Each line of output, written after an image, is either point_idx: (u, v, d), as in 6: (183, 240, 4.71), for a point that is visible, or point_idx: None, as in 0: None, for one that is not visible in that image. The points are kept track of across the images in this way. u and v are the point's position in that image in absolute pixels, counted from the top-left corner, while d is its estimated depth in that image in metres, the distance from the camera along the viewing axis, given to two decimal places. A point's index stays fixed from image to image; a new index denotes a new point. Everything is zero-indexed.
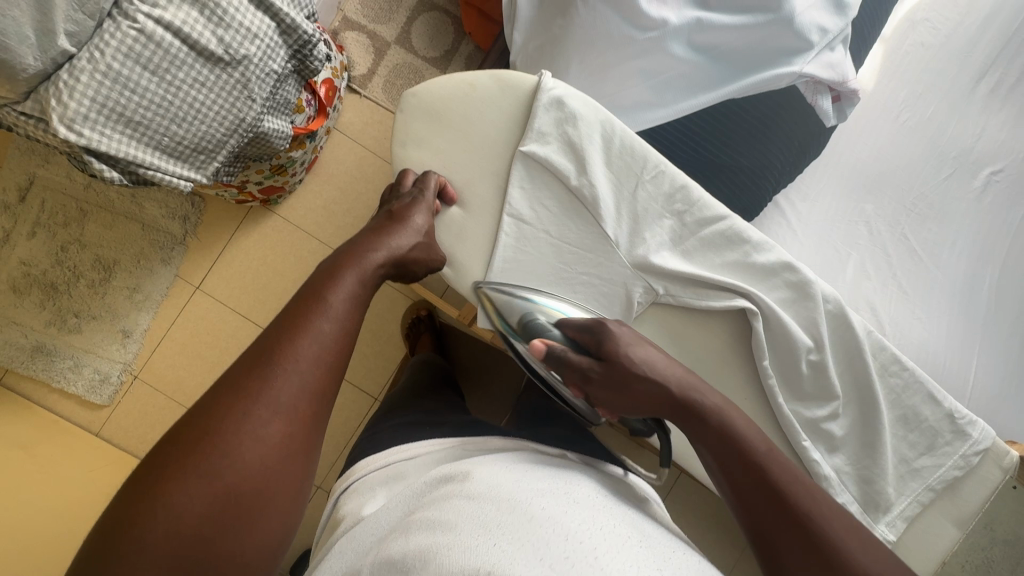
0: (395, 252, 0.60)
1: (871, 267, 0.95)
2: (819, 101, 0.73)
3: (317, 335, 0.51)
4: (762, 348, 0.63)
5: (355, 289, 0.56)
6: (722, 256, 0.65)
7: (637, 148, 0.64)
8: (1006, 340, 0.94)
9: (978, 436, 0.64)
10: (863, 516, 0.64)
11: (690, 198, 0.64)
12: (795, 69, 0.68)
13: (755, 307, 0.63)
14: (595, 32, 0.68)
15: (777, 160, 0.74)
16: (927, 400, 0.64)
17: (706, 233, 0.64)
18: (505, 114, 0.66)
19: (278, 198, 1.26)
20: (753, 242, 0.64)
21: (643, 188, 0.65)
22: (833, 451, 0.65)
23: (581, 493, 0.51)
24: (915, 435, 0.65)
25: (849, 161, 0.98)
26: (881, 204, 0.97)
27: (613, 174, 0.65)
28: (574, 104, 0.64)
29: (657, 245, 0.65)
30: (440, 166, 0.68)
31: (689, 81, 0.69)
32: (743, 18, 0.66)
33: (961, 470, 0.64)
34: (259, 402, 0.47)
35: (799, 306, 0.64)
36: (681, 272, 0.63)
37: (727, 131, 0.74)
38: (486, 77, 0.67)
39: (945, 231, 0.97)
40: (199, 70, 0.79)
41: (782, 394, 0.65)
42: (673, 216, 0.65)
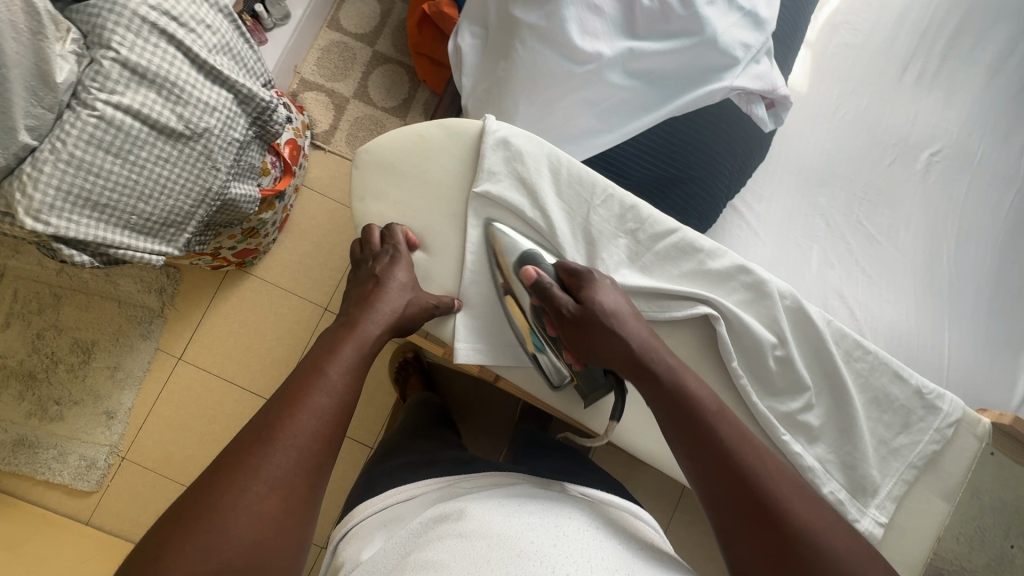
0: (386, 317, 0.62)
1: (834, 256, 1.01)
2: (753, 109, 0.76)
3: (316, 409, 0.52)
4: (729, 350, 0.65)
5: (353, 362, 0.58)
6: (678, 266, 0.67)
7: (585, 176, 0.67)
8: (970, 310, 0.99)
9: (949, 409, 0.66)
10: (853, 503, 0.65)
11: (641, 216, 0.67)
12: (726, 84, 0.71)
13: (717, 311, 0.65)
14: (536, 71, 0.72)
15: (723, 170, 0.78)
16: (895, 380, 0.66)
17: (660, 247, 0.67)
18: (457, 160, 0.69)
19: (253, 259, 1.27)
20: (706, 250, 0.67)
21: (595, 213, 0.67)
22: (814, 441, 0.66)
23: (571, 527, 0.51)
24: (889, 416, 0.67)
25: (798, 159, 1.03)
26: (832, 195, 1.02)
27: (566, 203, 0.68)
28: (519, 143, 0.67)
29: (616, 263, 0.67)
30: (400, 214, 0.70)
31: (630, 105, 0.74)
32: (670, 43, 0.70)
33: (938, 444, 0.66)
34: (258, 477, 0.47)
35: (759, 306, 0.67)
36: (639, 286, 0.66)
37: (673, 147, 0.77)
38: (435, 127, 0.70)
39: (895, 213, 1.03)
40: (161, 147, 0.82)
41: (755, 391, 0.66)
42: (628, 234, 0.67)
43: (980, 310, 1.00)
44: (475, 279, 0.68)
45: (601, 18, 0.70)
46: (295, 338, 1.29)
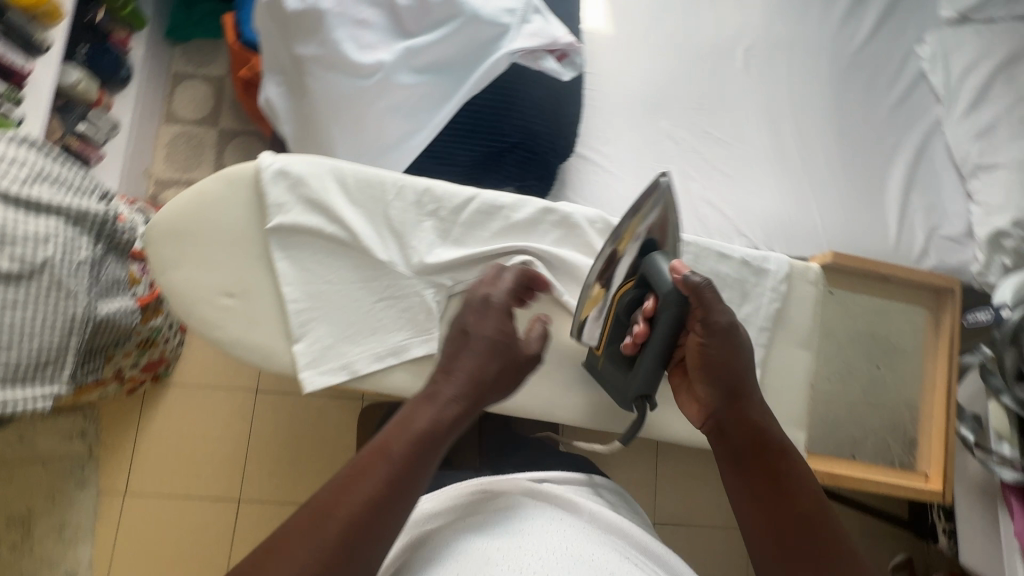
0: (475, 375, 0.54)
1: (692, 169, 1.06)
2: (543, 64, 0.78)
3: (360, 495, 0.47)
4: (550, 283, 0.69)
5: (421, 441, 0.50)
6: (489, 229, 0.68)
7: (371, 176, 0.66)
8: (826, 174, 1.07)
9: (775, 267, 0.71)
10: None
11: (436, 196, 0.67)
12: (506, 51, 0.74)
13: (530, 256, 0.69)
14: (333, 96, 0.74)
15: (540, 127, 0.80)
16: (721, 259, 0.70)
17: (466, 216, 0.67)
18: (244, 205, 0.64)
19: (166, 369, 1.24)
20: (508, 205, 0.69)
21: (393, 208, 0.66)
22: None
23: (533, 526, 0.55)
24: (728, 293, 0.70)
25: (630, 94, 1.08)
26: (671, 116, 1.08)
27: (361, 208, 0.65)
28: (298, 168, 0.64)
29: (428, 246, 0.66)
30: (206, 279, 0.63)
31: (430, 99, 0.76)
32: (443, 30, 0.73)
33: (779, 300, 0.70)
34: (282, 561, 0.44)
35: (572, 239, 0.71)
36: (452, 259, 0.65)
37: (484, 122, 0.79)
38: (214, 180, 0.65)
39: (733, 112, 1.10)
40: (4, 293, 0.80)
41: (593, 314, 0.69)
42: (431, 216, 0.67)
43: (837, 172, 1.08)
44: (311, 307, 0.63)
45: (370, 30, 0.73)
46: (236, 431, 1.27)
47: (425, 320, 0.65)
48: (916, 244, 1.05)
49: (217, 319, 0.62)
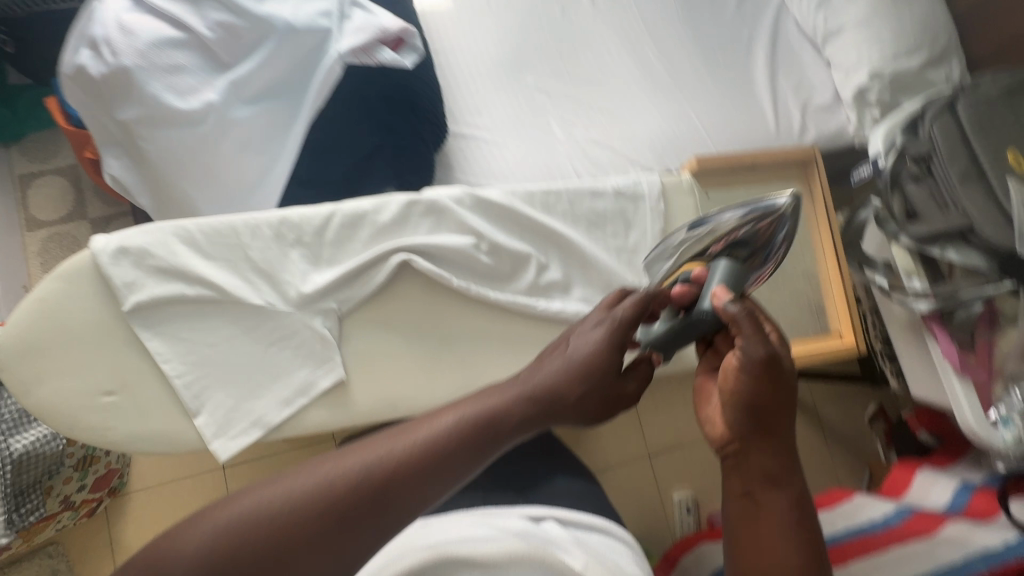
0: (568, 364, 0.56)
1: (571, 116, 1.06)
2: (378, 56, 0.74)
3: (438, 433, 0.48)
4: (441, 274, 0.64)
5: (510, 404, 0.52)
6: (359, 240, 0.64)
7: (220, 225, 0.61)
8: (696, 83, 1.10)
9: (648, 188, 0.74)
10: None
11: (294, 223, 0.63)
12: (335, 55, 0.71)
13: (409, 252, 0.64)
14: (170, 153, 0.70)
15: (400, 122, 0.79)
16: (595, 198, 0.73)
17: (331, 234, 0.64)
18: (94, 297, 0.59)
19: (121, 480, 1.16)
20: (369, 210, 0.65)
21: (252, 248, 0.62)
22: (569, 289, 0.69)
23: None
24: (611, 226, 0.73)
25: (490, 61, 1.07)
26: (536, 70, 1.08)
27: (216, 260, 0.61)
28: (138, 241, 0.59)
29: (302, 275, 0.62)
30: (82, 384, 0.58)
31: (275, 126, 0.73)
32: (261, 53, 0.70)
33: (659, 216, 0.73)
34: (350, 459, 0.46)
35: (443, 224, 0.67)
36: (332, 280, 0.62)
37: (341, 133, 0.77)
38: (47, 281, 0.59)
39: (594, 50, 1.11)
40: None
41: (494, 289, 0.67)
42: (296, 245, 0.63)
43: (706, 78, 1.11)
44: (201, 375, 0.60)
45: (186, 73, 0.68)
46: None
47: (321, 350, 0.62)
48: (795, 122, 1.09)
49: (99, 421, 0.58)
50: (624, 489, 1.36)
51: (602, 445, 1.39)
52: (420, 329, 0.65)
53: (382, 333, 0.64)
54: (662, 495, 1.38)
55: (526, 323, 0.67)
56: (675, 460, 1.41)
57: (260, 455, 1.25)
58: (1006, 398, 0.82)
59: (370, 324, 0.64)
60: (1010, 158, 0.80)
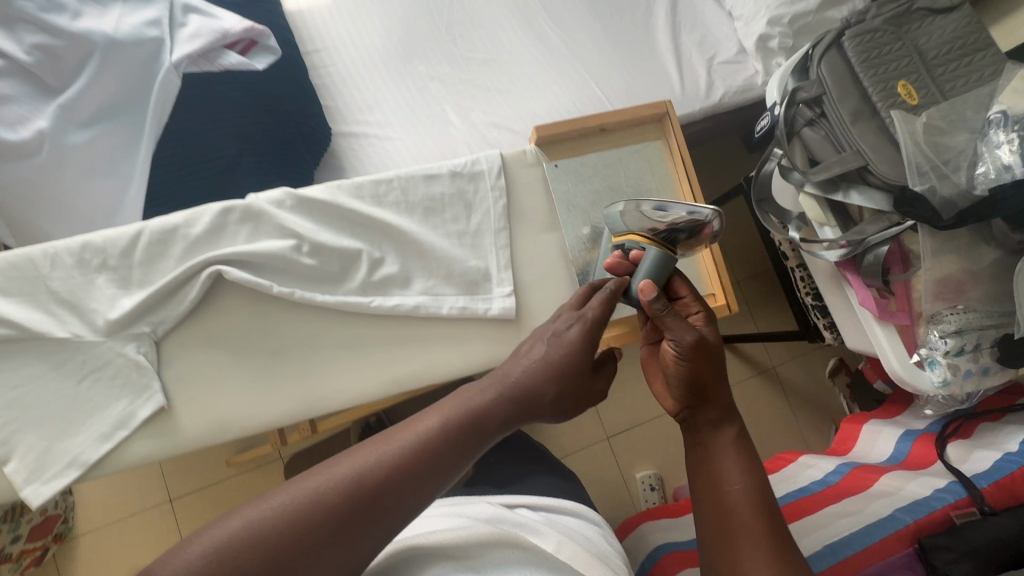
0: (545, 364, 0.52)
1: (468, 101, 1.03)
2: (223, 62, 0.72)
3: (432, 429, 0.45)
4: (256, 282, 0.61)
5: (497, 399, 0.49)
6: (172, 255, 0.61)
7: (17, 258, 0.57)
8: (595, 52, 1.06)
9: (486, 165, 0.70)
10: (471, 296, 0.67)
11: (97, 246, 0.59)
12: (168, 66, 0.69)
13: (221, 263, 0.60)
14: (15, 189, 0.65)
15: (251, 126, 0.76)
16: (428, 182, 0.68)
17: (140, 253, 0.60)
18: None
19: (64, 524, 1.15)
20: (180, 223, 0.61)
21: (53, 279, 0.58)
22: (409, 282, 0.66)
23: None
24: (450, 211, 0.69)
25: (377, 54, 1.03)
26: (428, 58, 1.04)
27: (20, 297, 0.57)
28: None
29: (112, 299, 0.59)
30: None
31: (120, 146, 0.70)
32: (88, 71, 0.67)
33: (501, 194, 0.70)
34: (350, 462, 0.42)
35: (262, 230, 0.63)
36: (139, 302, 0.58)
37: (189, 144, 0.73)
38: None
39: (488, 29, 1.07)
40: None
41: (323, 291, 0.64)
42: (102, 270, 0.60)
43: (604, 46, 1.07)
44: (10, 418, 0.56)
45: (12, 103, 0.64)
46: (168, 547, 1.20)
47: (139, 376, 0.59)
48: (700, 79, 1.05)
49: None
50: (586, 474, 1.34)
51: (560, 432, 1.36)
52: (245, 341, 0.63)
53: (205, 351, 0.62)
54: (623, 476, 1.35)
55: (362, 321, 0.65)
56: (636, 439, 1.38)
57: (207, 482, 1.23)
58: (929, 340, 0.79)
59: (189, 343, 0.62)
60: (898, 88, 0.76)
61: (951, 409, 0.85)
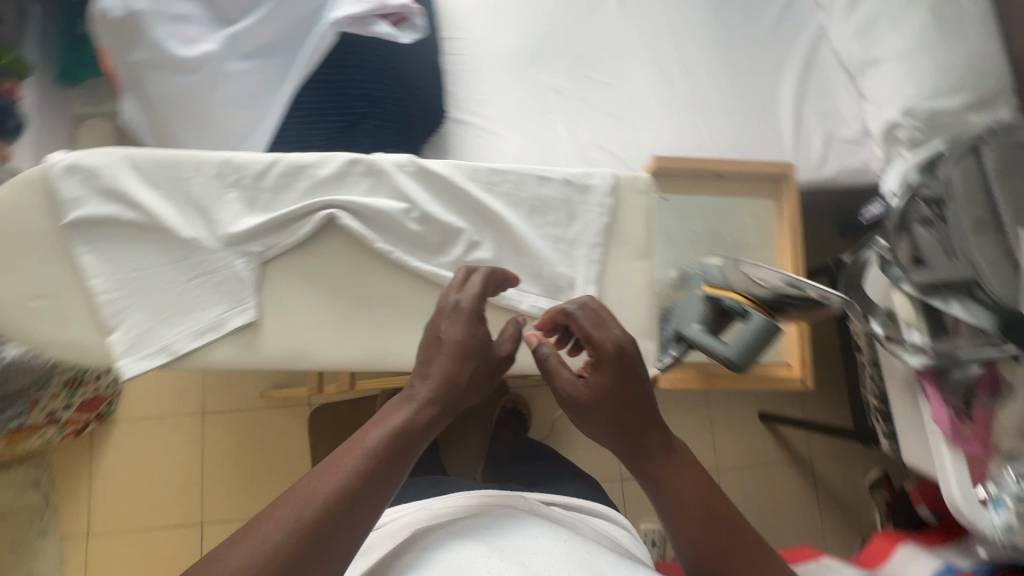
0: (461, 364, 0.50)
1: (578, 117, 1.05)
2: (375, 29, 0.76)
3: (373, 449, 0.45)
4: (364, 234, 0.65)
5: (432, 403, 0.49)
6: (296, 189, 0.66)
7: (166, 158, 0.64)
8: (714, 99, 1.07)
9: (599, 181, 0.72)
10: (553, 302, 0.68)
11: (237, 166, 0.65)
12: (328, 22, 0.74)
13: (339, 208, 0.65)
14: (167, 96, 0.73)
15: (383, 92, 0.80)
16: (543, 182, 0.71)
17: (270, 181, 0.66)
18: (47, 208, 0.62)
19: (109, 406, 1.24)
20: (312, 164, 0.67)
21: (193, 181, 0.64)
22: (496, 271, 0.69)
23: (539, 548, 0.53)
24: (553, 215, 0.71)
25: (504, 53, 1.07)
26: (550, 68, 1.07)
27: (159, 189, 0.64)
28: (86, 160, 0.62)
29: (235, 216, 0.64)
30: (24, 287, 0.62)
31: (264, 82, 0.76)
32: (262, 12, 0.73)
33: (606, 212, 0.71)
34: (303, 499, 0.43)
35: (382, 185, 0.68)
36: (260, 224, 0.64)
37: (328, 96, 0.79)
38: (12, 182, 0.63)
39: (613, 55, 1.09)
40: None
41: (418, 258, 0.67)
42: (234, 186, 0.65)
43: (724, 96, 1.07)
44: (124, 296, 0.62)
45: (190, 24, 0.73)
46: (188, 455, 1.27)
47: (241, 290, 0.64)
48: (814, 151, 1.03)
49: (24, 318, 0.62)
50: None
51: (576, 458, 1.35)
52: (337, 283, 0.67)
53: (299, 281, 0.66)
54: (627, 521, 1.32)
55: None
56: None
57: (239, 407, 1.29)
58: (1001, 477, 0.73)
59: (288, 271, 0.66)
60: None
61: (1004, 556, 0.80)
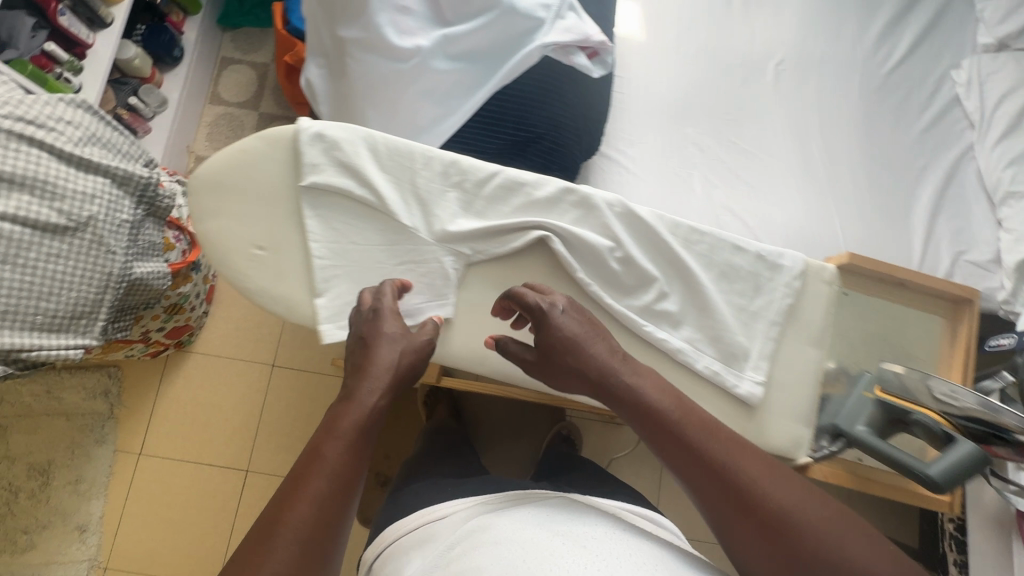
0: (388, 365, 0.58)
1: (715, 176, 1.07)
2: (574, 60, 0.80)
3: (333, 446, 0.52)
4: (570, 263, 0.70)
5: (374, 394, 0.56)
6: (509, 204, 0.71)
7: (402, 148, 0.70)
8: (850, 192, 1.07)
9: (790, 263, 0.74)
10: (728, 369, 0.71)
11: (462, 168, 0.71)
12: (538, 43, 0.76)
13: (550, 232, 0.70)
14: (371, 79, 0.78)
15: (567, 119, 0.83)
16: (738, 252, 0.74)
17: (488, 190, 0.71)
18: (283, 168, 0.69)
19: (190, 337, 1.28)
20: (529, 183, 0.72)
21: (420, 175, 0.70)
22: (679, 325, 0.72)
23: (595, 534, 0.61)
24: (740, 285, 0.74)
25: (657, 99, 1.10)
26: (697, 123, 1.09)
27: (389, 174, 0.70)
28: (334, 134, 0.68)
29: (451, 215, 0.70)
30: (244, 232, 0.69)
31: (462, 86, 0.79)
32: (479, 21, 0.76)
33: (791, 296, 0.73)
34: (304, 503, 0.49)
35: (591, 219, 0.72)
36: (474, 229, 0.69)
37: (515, 111, 0.82)
38: (254, 139, 0.70)
39: (760, 124, 1.11)
40: (49, 244, 0.85)
41: (607, 293, 0.71)
42: (455, 187, 0.71)
43: (861, 191, 1.08)
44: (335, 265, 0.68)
45: (411, 17, 0.77)
46: (250, 402, 1.30)
47: (441, 283, 0.70)
48: (940, 266, 1.03)
49: (247, 268, 0.68)
50: None
51: None
52: None
53: (495, 291, 0.72)
54: None
55: (626, 337, 0.71)
56: None
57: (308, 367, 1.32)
58: None
59: (489, 277, 0.72)
60: None
61: None
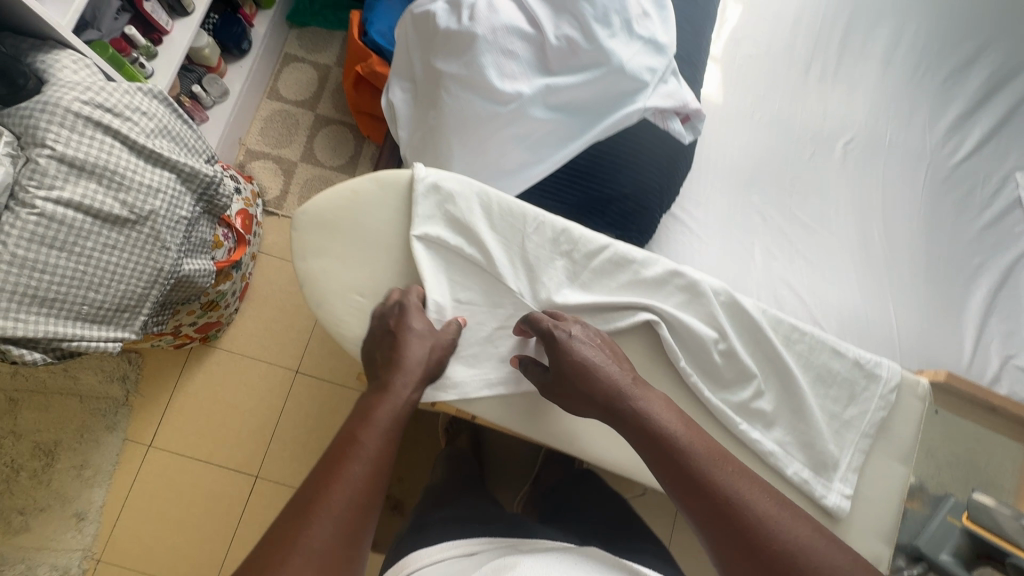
0: (417, 363, 0.62)
1: (776, 249, 1.06)
2: (669, 124, 0.81)
3: (369, 435, 0.55)
4: (675, 351, 0.70)
5: (405, 391, 0.60)
6: (616, 279, 0.72)
7: (515, 208, 0.72)
8: (907, 282, 1.07)
9: (887, 374, 0.74)
10: (818, 478, 0.70)
11: (573, 238, 0.72)
12: (640, 106, 0.77)
13: (657, 316, 0.70)
14: (464, 114, 0.76)
15: (654, 184, 0.82)
16: (833, 355, 0.74)
17: (596, 263, 0.72)
18: (393, 211, 0.72)
19: (217, 332, 1.26)
20: (639, 260, 0.73)
21: (530, 240, 0.71)
22: (770, 426, 0.71)
23: None
24: (835, 390, 0.74)
25: (725, 163, 1.10)
26: (763, 191, 1.09)
27: (498, 233, 0.72)
28: (449, 185, 0.71)
29: (558, 285, 0.71)
30: (345, 268, 0.71)
31: (557, 136, 0.79)
32: (585, 75, 0.76)
33: (886, 409, 0.73)
34: (343, 484, 0.51)
35: (696, 305, 0.73)
36: (584, 304, 0.70)
37: (602, 169, 0.82)
38: (367, 182, 0.73)
39: (824, 200, 1.11)
40: (108, 235, 0.82)
41: (706, 386, 0.71)
42: (563, 256, 0.72)
43: (918, 282, 1.07)
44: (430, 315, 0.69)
45: (516, 61, 0.76)
46: (269, 406, 1.27)
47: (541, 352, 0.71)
48: (988, 370, 1.03)
49: (345, 310, 0.70)
50: None
51: None
52: None
53: None
54: None
55: (717, 430, 0.71)
56: None
57: (333, 379, 1.30)
58: None
59: None
60: None
61: None
